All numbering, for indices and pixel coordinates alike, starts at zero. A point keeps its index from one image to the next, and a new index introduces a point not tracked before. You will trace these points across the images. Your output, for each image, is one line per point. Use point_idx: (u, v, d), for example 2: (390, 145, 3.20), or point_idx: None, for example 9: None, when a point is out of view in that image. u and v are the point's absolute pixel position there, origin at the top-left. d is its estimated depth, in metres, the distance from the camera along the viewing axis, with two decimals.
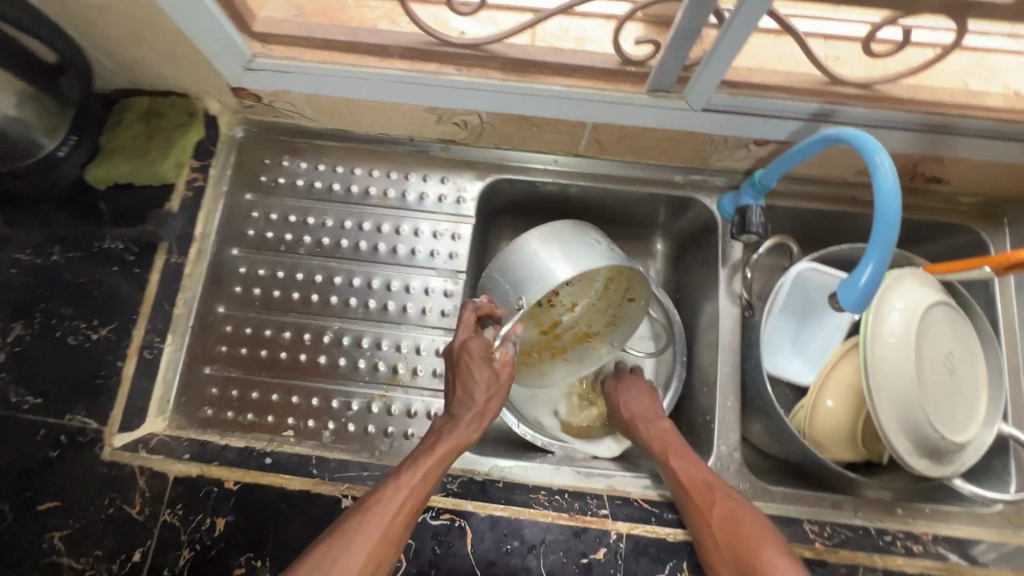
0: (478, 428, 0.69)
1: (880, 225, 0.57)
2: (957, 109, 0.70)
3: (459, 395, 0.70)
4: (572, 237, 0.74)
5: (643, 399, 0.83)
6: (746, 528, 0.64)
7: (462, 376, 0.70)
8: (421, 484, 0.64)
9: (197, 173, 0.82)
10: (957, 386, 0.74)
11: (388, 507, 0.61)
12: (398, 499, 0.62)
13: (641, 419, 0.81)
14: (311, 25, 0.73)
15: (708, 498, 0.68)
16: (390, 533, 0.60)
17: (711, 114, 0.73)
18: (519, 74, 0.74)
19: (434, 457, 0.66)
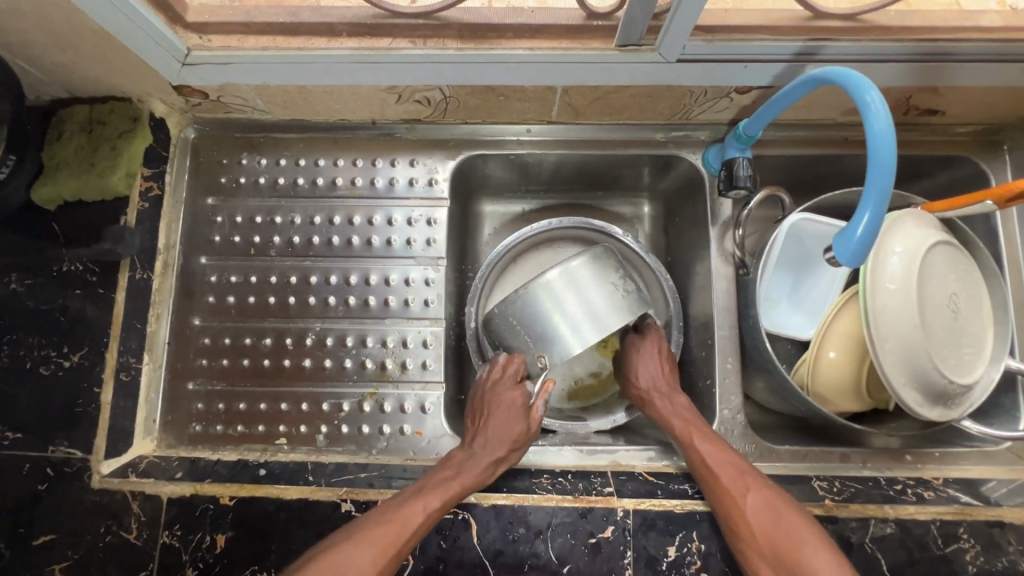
0: (495, 470, 0.69)
1: (875, 168, 0.52)
2: (951, 32, 0.65)
3: (481, 439, 0.70)
4: (590, 283, 0.70)
5: (659, 368, 0.78)
6: (779, 522, 0.62)
7: (489, 417, 0.72)
8: (439, 508, 0.64)
9: (150, 182, 0.78)
10: (963, 326, 0.72)
11: (402, 526, 0.61)
12: (411, 520, 0.62)
13: (653, 390, 0.77)
14: (249, 7, 0.67)
15: (732, 485, 0.65)
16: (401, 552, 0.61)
17: (688, 64, 0.68)
18: (478, 41, 0.68)
19: (453, 488, 0.66)
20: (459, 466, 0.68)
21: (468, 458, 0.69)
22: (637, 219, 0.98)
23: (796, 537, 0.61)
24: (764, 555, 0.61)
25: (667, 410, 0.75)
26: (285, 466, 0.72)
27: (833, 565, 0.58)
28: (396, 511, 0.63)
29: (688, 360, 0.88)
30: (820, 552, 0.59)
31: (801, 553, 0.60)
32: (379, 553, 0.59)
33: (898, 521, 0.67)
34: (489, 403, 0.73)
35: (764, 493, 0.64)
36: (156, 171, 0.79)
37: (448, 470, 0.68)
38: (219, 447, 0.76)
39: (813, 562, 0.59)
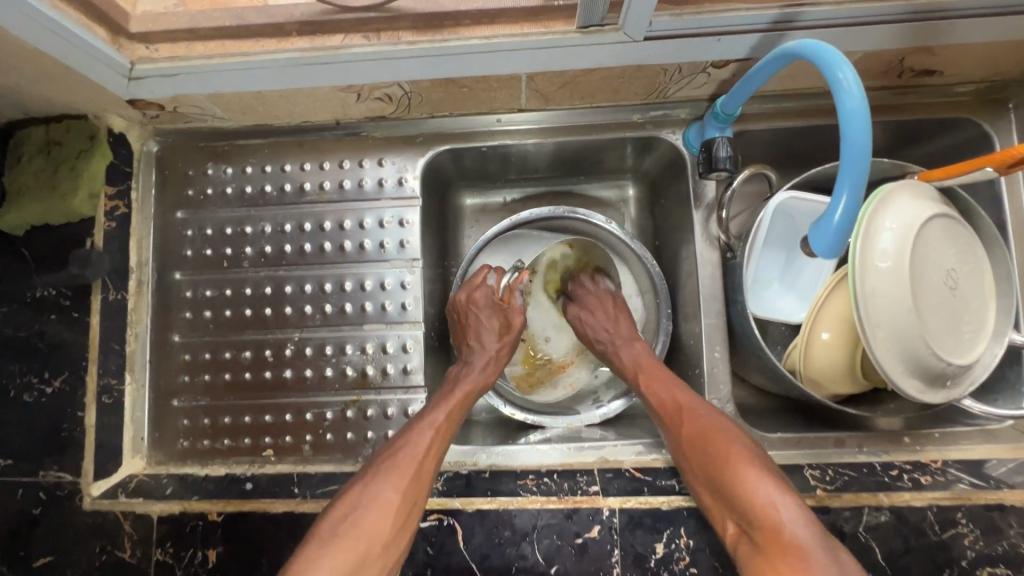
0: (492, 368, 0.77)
1: (849, 150, 0.49)
2: None
3: (472, 345, 0.78)
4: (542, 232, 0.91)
5: (602, 318, 0.83)
6: (720, 443, 0.63)
7: (473, 329, 0.78)
8: (446, 422, 0.69)
9: (115, 201, 0.76)
10: (963, 302, 0.68)
11: (417, 452, 0.65)
12: (424, 441, 0.66)
13: (608, 339, 0.81)
14: (194, 13, 0.65)
15: (676, 413, 0.68)
16: (419, 474, 0.64)
17: (658, 42, 0.63)
18: (432, 31, 0.65)
19: (459, 399, 0.72)
20: (456, 379, 0.75)
21: (465, 369, 0.76)
22: (621, 203, 0.94)
23: (733, 458, 0.61)
24: (703, 480, 0.63)
25: (620, 350, 0.79)
26: (272, 479, 0.72)
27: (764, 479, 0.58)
28: (405, 442, 0.66)
29: (677, 348, 0.86)
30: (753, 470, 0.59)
31: (735, 471, 0.60)
32: (396, 477, 0.62)
33: (893, 508, 0.65)
34: (469, 319, 0.78)
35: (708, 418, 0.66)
36: (120, 189, 0.77)
37: (449, 386, 0.74)
38: (207, 462, 0.77)
39: (745, 476, 0.59)
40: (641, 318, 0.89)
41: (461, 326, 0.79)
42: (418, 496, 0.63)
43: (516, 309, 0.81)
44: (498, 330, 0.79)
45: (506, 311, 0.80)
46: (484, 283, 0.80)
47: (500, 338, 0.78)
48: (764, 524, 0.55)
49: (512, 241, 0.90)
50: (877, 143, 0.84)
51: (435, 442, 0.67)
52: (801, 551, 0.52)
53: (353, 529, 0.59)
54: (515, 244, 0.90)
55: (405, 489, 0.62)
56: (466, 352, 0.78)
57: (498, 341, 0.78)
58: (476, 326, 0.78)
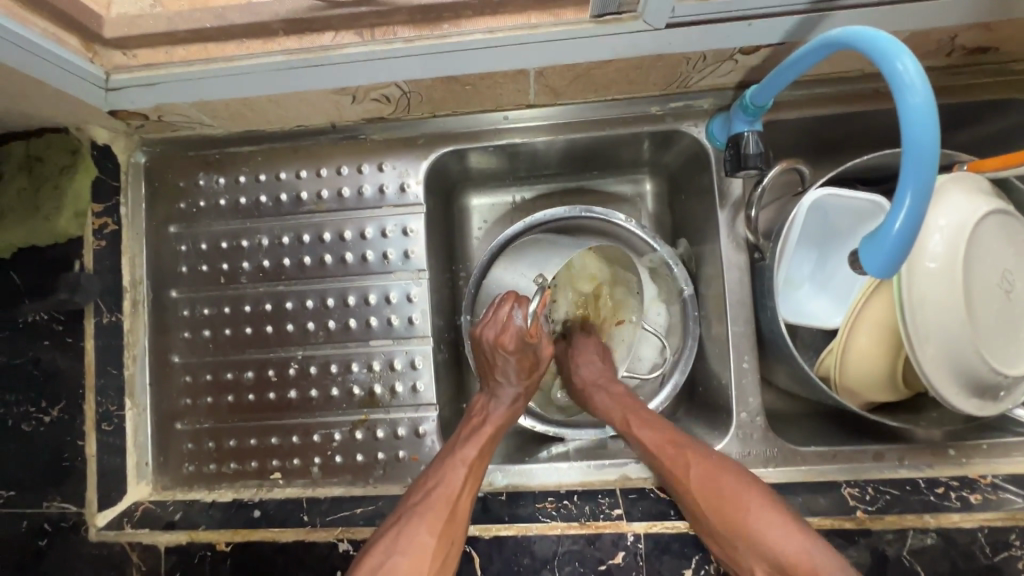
0: (519, 401, 0.70)
1: (913, 153, 0.42)
2: None
3: (499, 381, 0.70)
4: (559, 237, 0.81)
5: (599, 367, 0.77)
6: (724, 488, 0.60)
7: (500, 368, 0.69)
8: (478, 457, 0.65)
9: (104, 218, 0.72)
10: (1019, 306, 0.63)
11: (451, 492, 0.61)
12: (459, 479, 0.63)
13: (592, 384, 0.75)
14: (172, 14, 0.58)
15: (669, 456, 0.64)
16: (455, 514, 0.61)
17: (681, 29, 0.57)
18: (433, 25, 0.59)
19: (491, 432, 0.67)
20: (484, 411, 0.70)
21: (493, 401, 0.70)
22: (638, 198, 0.88)
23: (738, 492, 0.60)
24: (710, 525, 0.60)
25: (602, 391, 0.74)
26: (280, 505, 0.70)
27: (785, 526, 0.57)
28: (438, 482, 0.62)
29: (700, 354, 0.81)
30: (770, 517, 0.58)
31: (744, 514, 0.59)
32: (432, 520, 0.59)
33: (940, 530, 0.61)
34: (496, 359, 0.69)
35: (711, 462, 0.63)
36: (109, 204, 0.73)
37: (475, 418, 0.69)
38: (214, 486, 0.74)
39: (765, 525, 0.57)
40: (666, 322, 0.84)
41: (484, 360, 0.70)
42: (455, 535, 0.60)
43: (544, 340, 0.70)
44: (526, 367, 0.70)
45: (535, 347, 0.69)
46: (511, 322, 0.68)
47: (528, 375, 0.70)
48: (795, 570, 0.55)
49: (526, 251, 0.78)
50: None
51: (470, 479, 0.64)
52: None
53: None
54: (530, 251, 0.78)
55: (442, 531, 0.59)
56: (493, 385, 0.70)
57: (527, 377, 0.70)
58: (504, 365, 0.69)
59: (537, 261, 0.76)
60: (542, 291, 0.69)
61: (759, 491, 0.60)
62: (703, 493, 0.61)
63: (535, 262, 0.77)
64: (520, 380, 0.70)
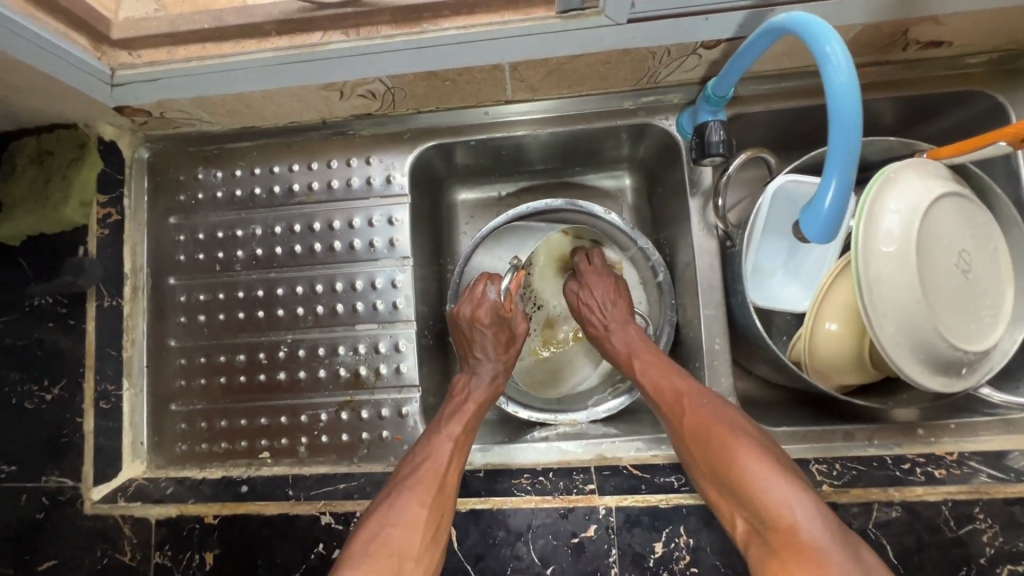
0: (498, 377, 0.75)
1: (838, 129, 0.45)
2: None
3: (478, 358, 0.76)
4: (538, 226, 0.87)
5: (610, 303, 0.80)
6: (713, 424, 0.60)
7: (478, 344, 0.76)
8: (463, 434, 0.68)
9: (108, 208, 0.77)
10: (978, 288, 0.65)
11: (438, 466, 0.63)
12: (445, 453, 0.65)
13: (603, 326, 0.79)
14: (174, 17, 0.64)
15: (674, 399, 0.65)
16: (444, 487, 0.62)
17: (641, 23, 0.61)
18: (413, 23, 0.64)
19: (472, 410, 0.71)
20: (467, 389, 0.73)
21: (474, 379, 0.74)
22: (618, 193, 0.91)
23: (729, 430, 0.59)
24: (700, 462, 0.60)
25: (620, 334, 0.77)
26: (267, 481, 0.72)
27: (772, 474, 0.54)
28: (426, 457, 0.65)
29: (677, 340, 0.83)
30: (761, 465, 0.55)
31: (732, 448, 0.57)
32: (422, 493, 0.61)
33: (905, 503, 0.62)
34: (475, 334, 0.76)
35: (708, 403, 0.63)
36: (113, 196, 0.78)
37: (458, 397, 0.73)
38: (205, 464, 0.77)
39: (754, 470, 0.54)
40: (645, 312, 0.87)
41: (464, 338, 0.77)
42: (445, 509, 0.61)
43: (518, 317, 0.79)
44: (503, 341, 0.77)
45: (510, 322, 0.77)
46: (486, 297, 0.77)
47: (506, 349, 0.77)
48: (772, 524, 0.51)
49: (505, 235, 0.85)
50: (884, 122, 0.80)
51: (456, 455, 0.66)
52: (821, 555, 0.48)
53: (387, 550, 0.56)
54: (510, 238, 0.86)
55: (432, 502, 0.60)
56: (472, 363, 0.76)
57: (505, 350, 0.77)
58: (482, 340, 0.76)
59: (513, 246, 0.86)
60: (513, 272, 0.80)
61: (750, 435, 0.58)
62: (693, 429, 0.61)
63: (512, 245, 0.86)
64: (498, 354, 0.76)
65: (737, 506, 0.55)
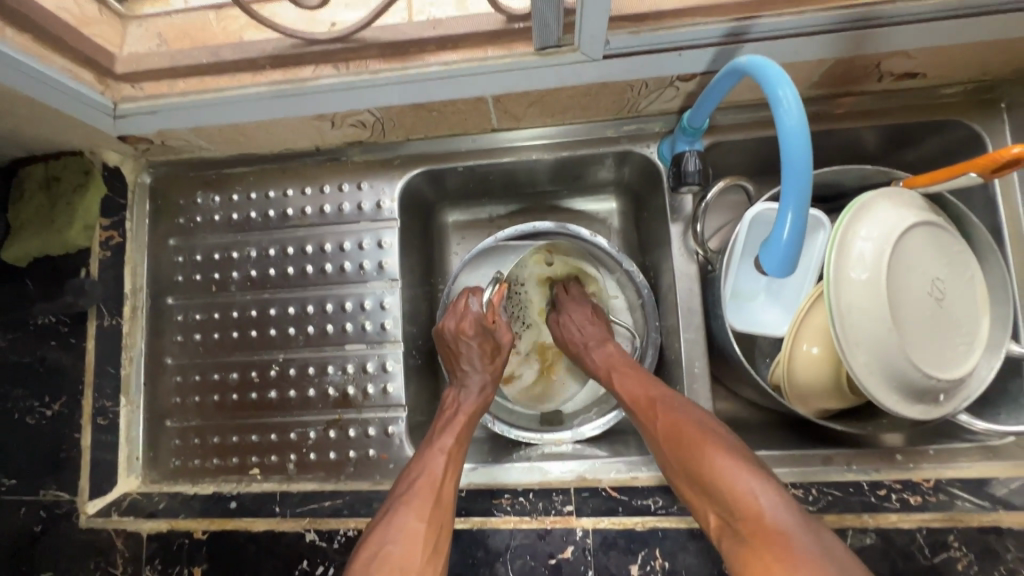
0: (487, 388, 0.76)
1: (789, 170, 0.48)
2: None
3: (465, 370, 0.76)
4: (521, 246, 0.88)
5: (588, 325, 0.81)
6: (685, 429, 0.61)
7: (464, 356, 0.76)
8: (455, 446, 0.68)
9: (110, 231, 0.80)
10: (952, 315, 0.66)
11: (434, 480, 0.64)
12: (439, 466, 0.65)
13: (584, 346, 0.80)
14: (175, 53, 0.69)
15: (646, 406, 0.67)
16: (441, 499, 0.63)
17: (617, 60, 0.63)
18: (400, 58, 0.67)
19: (462, 422, 0.71)
20: (456, 403, 0.74)
21: (463, 392, 0.75)
22: (605, 217, 0.93)
23: (701, 433, 0.60)
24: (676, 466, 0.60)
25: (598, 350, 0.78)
26: (256, 498, 0.74)
27: (739, 467, 0.55)
28: (420, 472, 0.65)
29: (661, 362, 0.85)
30: (730, 460, 0.56)
31: (703, 450, 0.58)
32: (420, 507, 0.61)
33: (879, 530, 0.63)
34: (460, 347, 0.76)
35: (680, 407, 0.64)
36: (115, 219, 0.81)
37: (449, 410, 0.73)
38: (197, 480, 0.79)
39: (719, 464, 0.56)
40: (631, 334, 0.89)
41: (450, 351, 0.77)
42: (444, 521, 0.62)
43: (503, 327, 0.79)
44: (489, 351, 0.77)
45: (494, 333, 0.78)
46: (469, 309, 0.77)
47: (491, 360, 0.77)
48: (743, 515, 0.52)
49: (489, 255, 0.87)
50: (864, 149, 0.81)
51: (450, 468, 0.66)
52: (787, 539, 0.49)
53: (388, 566, 0.57)
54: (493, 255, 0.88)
55: (430, 516, 0.61)
56: (460, 376, 0.76)
57: (490, 361, 0.77)
58: (467, 352, 0.76)
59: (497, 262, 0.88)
60: (496, 284, 0.82)
61: (720, 436, 0.59)
62: (668, 435, 0.62)
63: (495, 263, 0.88)
64: (484, 365, 0.76)
65: (710, 502, 0.56)
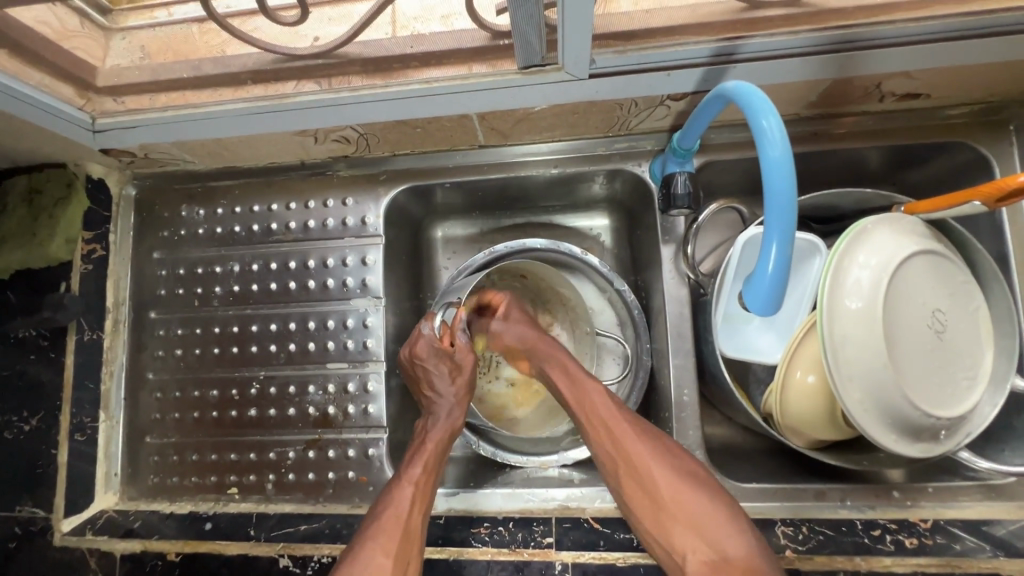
0: (458, 413, 0.73)
1: (772, 203, 0.46)
2: (888, 12, 0.56)
3: (432, 397, 0.73)
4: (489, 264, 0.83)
5: (520, 330, 0.75)
6: (675, 470, 0.61)
7: (425, 381, 0.73)
8: (424, 475, 0.66)
9: (93, 244, 0.79)
10: (953, 348, 0.63)
11: (400, 512, 0.62)
12: (406, 499, 0.63)
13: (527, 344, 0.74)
14: (156, 66, 0.66)
15: (627, 434, 0.63)
16: (408, 532, 0.61)
17: (603, 79, 0.61)
18: (384, 74, 0.65)
19: (431, 449, 0.69)
20: (424, 432, 0.72)
21: (430, 421, 0.72)
22: (597, 234, 0.91)
23: (690, 478, 0.60)
24: (658, 502, 0.59)
25: (552, 361, 0.72)
26: (232, 519, 0.73)
27: (727, 517, 0.57)
28: (387, 504, 0.63)
29: (651, 386, 0.82)
30: (718, 510, 0.58)
31: (695, 500, 0.58)
32: (387, 542, 0.59)
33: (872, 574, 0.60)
34: (420, 372, 0.73)
35: (663, 444, 0.63)
36: (98, 232, 0.80)
37: (416, 441, 0.71)
38: (175, 498, 0.78)
39: (711, 515, 0.57)
40: (622, 354, 0.86)
41: (415, 379, 0.75)
42: (411, 557, 0.59)
43: (464, 349, 0.74)
44: (449, 372, 0.73)
45: (453, 354, 0.73)
46: (422, 335, 0.73)
47: (456, 381, 0.73)
48: (733, 563, 0.54)
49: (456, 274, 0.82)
50: (865, 170, 0.78)
51: (418, 499, 0.64)
52: None
53: None
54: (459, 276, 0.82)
55: (397, 552, 0.58)
56: (428, 403, 0.74)
57: (453, 383, 0.73)
58: (428, 376, 0.73)
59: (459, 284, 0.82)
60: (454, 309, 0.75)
61: (705, 480, 0.61)
62: (657, 475, 0.60)
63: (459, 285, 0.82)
64: (449, 388, 0.73)
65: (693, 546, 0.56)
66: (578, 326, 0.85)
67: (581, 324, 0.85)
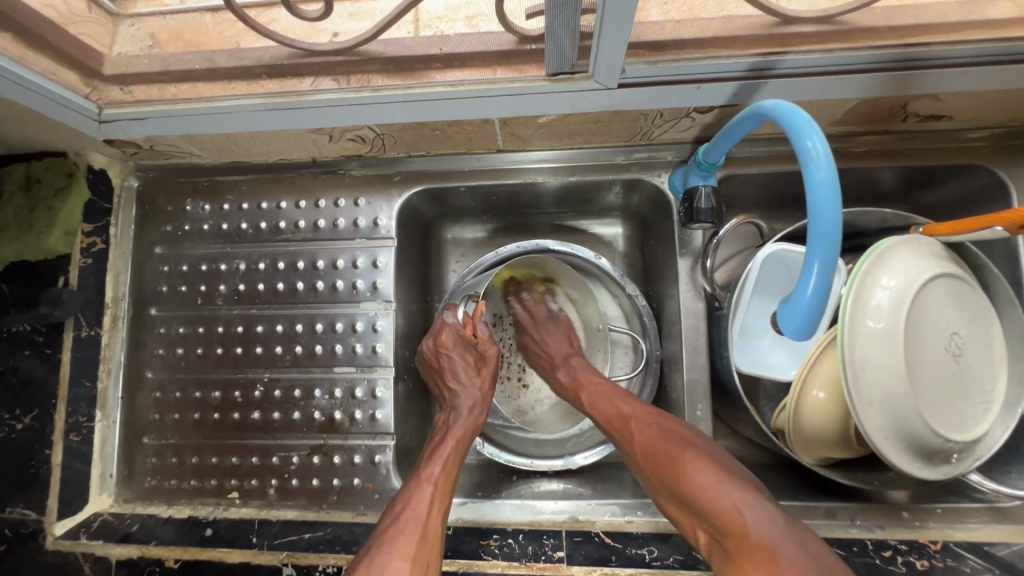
0: (479, 408, 0.72)
1: (816, 224, 0.45)
2: (926, 34, 0.55)
3: (454, 391, 0.73)
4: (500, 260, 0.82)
5: (558, 337, 0.81)
6: (666, 445, 0.60)
7: (449, 372, 0.73)
8: (443, 475, 0.64)
9: (93, 238, 0.77)
10: (968, 372, 0.63)
11: (419, 513, 0.60)
12: (425, 499, 0.61)
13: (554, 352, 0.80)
14: (166, 56, 0.63)
15: (619, 419, 0.67)
16: (426, 537, 0.58)
17: (631, 89, 0.61)
18: (406, 75, 0.63)
19: (451, 447, 0.67)
20: (445, 428, 0.71)
21: (454, 415, 0.71)
22: (611, 241, 0.90)
23: (681, 451, 0.59)
24: (658, 478, 0.60)
25: (569, 363, 0.77)
26: (232, 526, 0.71)
27: (722, 479, 0.55)
28: (405, 505, 0.61)
29: (662, 398, 0.82)
30: (712, 478, 0.55)
31: (687, 470, 0.57)
32: (403, 545, 0.57)
33: None
34: (444, 364, 0.74)
35: (655, 424, 0.63)
36: (98, 225, 0.78)
37: (437, 436, 0.70)
38: (173, 501, 0.76)
39: (702, 482, 0.55)
40: (631, 362, 0.86)
41: (437, 372, 0.75)
42: (430, 557, 0.57)
43: (487, 341, 0.76)
44: (473, 363, 0.74)
45: (475, 346, 0.75)
46: (446, 325, 0.75)
47: (478, 373, 0.74)
48: (725, 527, 0.51)
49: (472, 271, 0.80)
50: (881, 189, 0.78)
51: (436, 497, 0.62)
52: (774, 554, 0.48)
53: None
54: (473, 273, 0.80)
55: (415, 555, 0.56)
56: (450, 398, 0.73)
57: (478, 374, 0.74)
58: (452, 368, 0.74)
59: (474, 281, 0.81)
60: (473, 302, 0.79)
61: (701, 453, 0.58)
62: (649, 454, 0.61)
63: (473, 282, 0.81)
64: (471, 379, 0.73)
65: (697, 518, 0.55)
66: (590, 329, 0.85)
67: (591, 323, 0.85)
